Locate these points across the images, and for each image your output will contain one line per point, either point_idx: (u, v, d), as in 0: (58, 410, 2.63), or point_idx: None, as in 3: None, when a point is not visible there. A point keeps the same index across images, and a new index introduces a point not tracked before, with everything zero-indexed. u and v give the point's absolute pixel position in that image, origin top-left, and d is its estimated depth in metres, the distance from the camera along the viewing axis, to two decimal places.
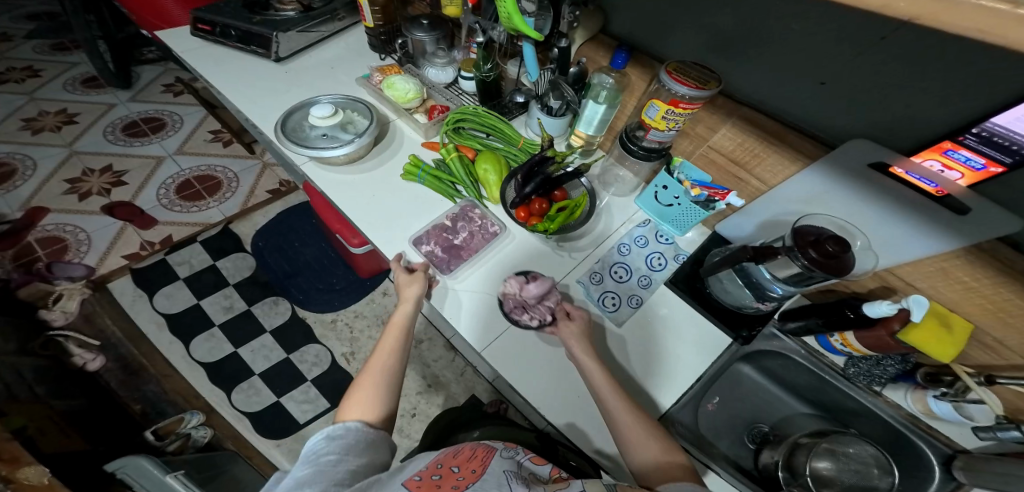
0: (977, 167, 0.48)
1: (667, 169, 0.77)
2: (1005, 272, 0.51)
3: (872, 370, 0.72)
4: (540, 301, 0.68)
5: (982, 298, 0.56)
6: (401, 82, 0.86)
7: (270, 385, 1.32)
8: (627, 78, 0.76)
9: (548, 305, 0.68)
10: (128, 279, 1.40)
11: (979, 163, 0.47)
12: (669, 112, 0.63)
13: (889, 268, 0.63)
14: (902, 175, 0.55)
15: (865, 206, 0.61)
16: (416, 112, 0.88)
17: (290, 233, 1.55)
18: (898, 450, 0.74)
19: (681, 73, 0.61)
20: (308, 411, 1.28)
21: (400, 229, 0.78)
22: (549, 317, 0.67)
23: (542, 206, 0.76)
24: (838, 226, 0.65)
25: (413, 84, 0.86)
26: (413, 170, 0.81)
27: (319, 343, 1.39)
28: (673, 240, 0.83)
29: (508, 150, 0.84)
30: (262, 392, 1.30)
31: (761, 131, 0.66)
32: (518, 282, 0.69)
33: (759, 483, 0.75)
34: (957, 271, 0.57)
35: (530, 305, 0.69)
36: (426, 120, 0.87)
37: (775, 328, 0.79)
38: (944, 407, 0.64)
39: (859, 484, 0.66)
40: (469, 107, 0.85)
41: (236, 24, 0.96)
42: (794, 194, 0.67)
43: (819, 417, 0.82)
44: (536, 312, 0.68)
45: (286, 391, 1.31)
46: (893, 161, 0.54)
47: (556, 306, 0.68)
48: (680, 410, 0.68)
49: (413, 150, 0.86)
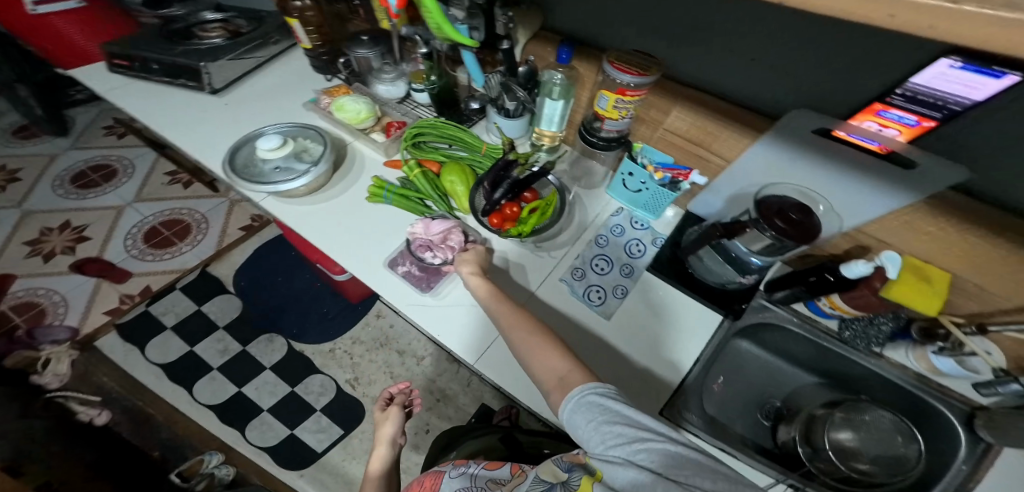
0: (911, 124, 0.47)
1: (630, 156, 0.74)
2: (967, 216, 0.50)
3: (867, 331, 0.70)
4: (444, 242, 0.72)
5: (952, 247, 0.54)
6: (350, 103, 0.82)
7: (281, 418, 1.30)
8: (576, 71, 0.73)
9: (449, 244, 0.72)
10: (115, 334, 1.38)
11: (912, 120, 0.47)
12: (619, 101, 0.63)
13: (857, 227, 0.62)
14: (845, 137, 0.54)
15: (824, 171, 0.60)
16: (371, 131, 0.85)
17: (271, 267, 1.53)
18: (914, 414, 0.71)
19: (623, 62, 0.61)
20: (324, 440, 1.27)
21: (372, 253, 0.75)
22: (451, 255, 0.71)
23: (514, 210, 0.73)
24: (801, 193, 0.64)
25: (364, 103, 0.82)
26: (379, 191, 0.78)
27: (322, 373, 1.37)
28: (649, 225, 0.81)
29: (473, 158, 0.81)
30: (275, 426, 1.28)
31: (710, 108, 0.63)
32: (422, 224, 0.73)
33: (782, 461, 0.71)
34: (921, 223, 0.55)
35: (435, 245, 0.72)
36: (384, 138, 0.84)
37: (764, 300, 0.75)
38: (946, 362, 0.62)
39: (885, 454, 0.65)
40: (426, 120, 0.82)
41: (157, 57, 0.93)
42: (754, 165, 0.65)
43: (827, 385, 0.78)
44: (437, 254, 0.71)
45: (298, 423, 1.29)
46: (834, 125, 0.54)
47: (458, 243, 0.71)
48: (688, 399, 0.66)
49: (376, 170, 0.84)
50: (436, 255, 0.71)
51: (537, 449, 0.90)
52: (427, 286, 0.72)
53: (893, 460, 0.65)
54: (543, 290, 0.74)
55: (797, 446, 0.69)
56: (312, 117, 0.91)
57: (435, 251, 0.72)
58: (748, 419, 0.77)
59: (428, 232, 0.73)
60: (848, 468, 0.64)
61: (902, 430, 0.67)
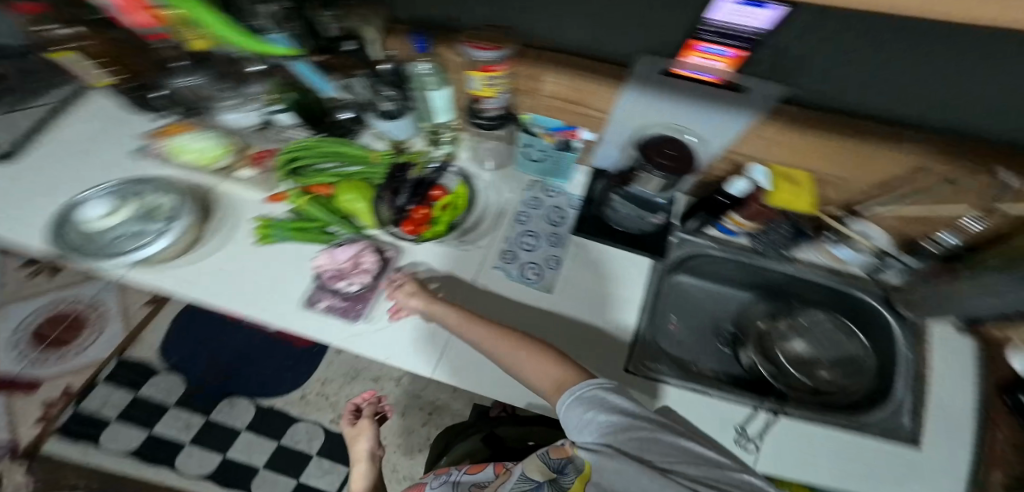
0: (728, 55, 0.54)
1: (523, 129, 0.77)
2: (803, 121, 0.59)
3: (769, 238, 0.75)
4: (356, 268, 0.70)
5: (801, 147, 0.64)
6: (195, 142, 0.76)
7: (282, 472, 1.26)
8: (443, 58, 0.70)
9: (361, 266, 0.71)
10: (53, 444, 1.24)
11: (728, 51, 0.53)
12: (488, 79, 0.64)
13: (727, 149, 0.70)
14: (680, 73, 0.59)
15: (689, 107, 0.65)
16: (238, 168, 0.79)
17: (204, 333, 1.40)
18: (841, 304, 0.79)
19: (478, 39, 0.60)
20: (335, 480, 1.26)
21: (283, 295, 0.69)
22: (368, 278, 0.70)
23: (423, 212, 0.74)
24: (669, 128, 0.69)
25: (214, 138, 0.76)
26: (268, 231, 0.73)
27: (304, 420, 1.32)
28: (564, 189, 0.82)
29: (367, 171, 0.77)
30: (279, 480, 1.25)
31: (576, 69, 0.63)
32: (326, 254, 0.71)
33: (750, 384, 0.76)
34: (774, 134, 0.63)
35: (346, 272, 0.70)
36: (255, 173, 0.79)
37: (681, 233, 0.78)
38: (845, 250, 0.73)
39: (840, 354, 0.76)
40: (297, 142, 0.76)
41: None
42: (631, 113, 0.69)
43: (760, 299, 0.84)
44: (355, 281, 0.69)
45: (301, 471, 1.27)
46: (670, 65, 0.58)
47: (370, 263, 0.71)
48: (654, 352, 0.70)
49: (255, 208, 0.77)
50: (353, 282, 0.70)
51: (522, 442, 0.89)
52: (355, 312, 0.68)
53: (848, 357, 0.76)
54: (479, 282, 0.72)
55: (761, 367, 0.74)
56: (153, 165, 0.81)
57: (348, 278, 0.70)
58: (705, 350, 0.81)
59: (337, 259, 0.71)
60: (817, 374, 0.74)
61: (841, 328, 0.78)
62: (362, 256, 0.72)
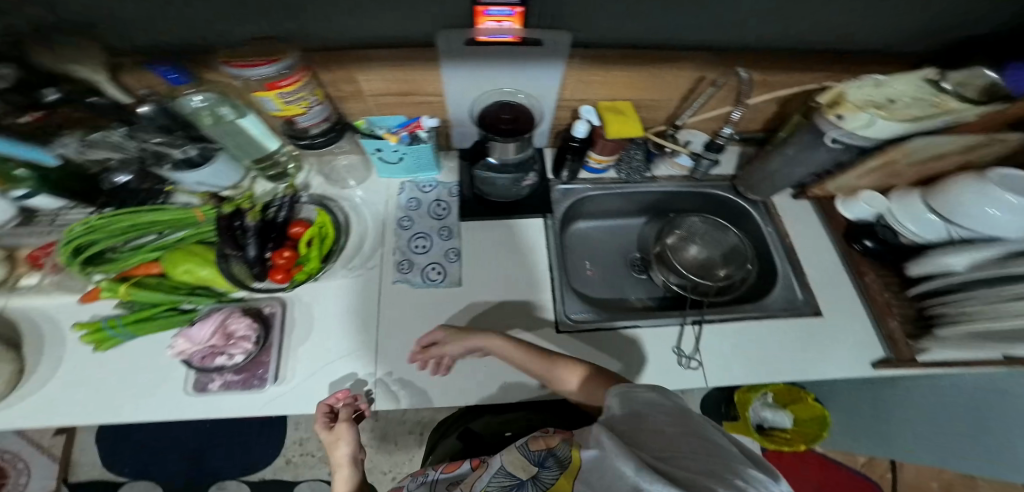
0: (511, 13, 0.65)
1: (365, 134, 0.82)
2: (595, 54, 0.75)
3: (630, 163, 1.01)
4: (231, 339, 0.72)
5: (607, 81, 0.84)
6: None
7: None
8: (214, 83, 0.74)
9: (221, 336, 0.72)
10: None
11: (509, 10, 0.64)
12: (280, 94, 0.70)
13: (560, 97, 0.88)
14: (484, 40, 0.71)
15: (500, 78, 0.82)
16: (16, 277, 0.78)
17: (152, 448, 1.39)
18: (716, 206, 1.08)
19: (238, 58, 0.65)
20: None
21: (171, 400, 0.70)
22: (251, 347, 0.73)
23: (285, 256, 0.79)
24: (500, 94, 0.85)
25: None
26: (99, 334, 0.73)
27: (302, 481, 1.35)
28: (436, 181, 0.97)
29: (192, 236, 0.81)
30: None
31: (386, 61, 0.74)
32: (181, 339, 0.70)
33: (672, 298, 1.04)
34: (587, 75, 0.82)
35: (219, 348, 0.71)
36: (34, 276, 0.79)
37: (563, 185, 1.00)
38: (685, 157, 0.97)
39: (723, 249, 1.06)
40: (75, 226, 0.76)
41: None
42: (459, 90, 0.83)
43: (650, 221, 1.12)
44: (235, 348, 0.72)
45: None
46: (471, 33, 0.69)
47: (223, 333, 0.72)
48: (565, 301, 0.85)
49: (91, 309, 0.78)
50: (234, 348, 0.72)
51: (499, 435, 0.78)
52: (257, 381, 0.72)
53: (730, 249, 1.05)
54: (386, 295, 0.82)
55: (674, 285, 0.98)
56: None
57: (223, 353, 0.72)
58: (624, 274, 1.07)
59: (200, 335, 0.71)
60: (706, 267, 1.05)
61: (715, 226, 1.08)
62: (233, 319, 0.73)
